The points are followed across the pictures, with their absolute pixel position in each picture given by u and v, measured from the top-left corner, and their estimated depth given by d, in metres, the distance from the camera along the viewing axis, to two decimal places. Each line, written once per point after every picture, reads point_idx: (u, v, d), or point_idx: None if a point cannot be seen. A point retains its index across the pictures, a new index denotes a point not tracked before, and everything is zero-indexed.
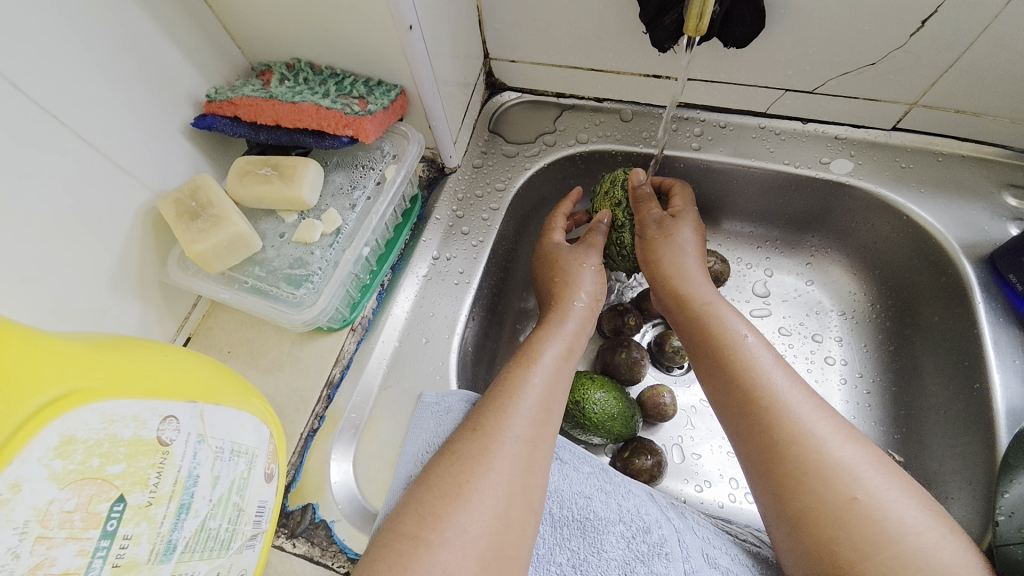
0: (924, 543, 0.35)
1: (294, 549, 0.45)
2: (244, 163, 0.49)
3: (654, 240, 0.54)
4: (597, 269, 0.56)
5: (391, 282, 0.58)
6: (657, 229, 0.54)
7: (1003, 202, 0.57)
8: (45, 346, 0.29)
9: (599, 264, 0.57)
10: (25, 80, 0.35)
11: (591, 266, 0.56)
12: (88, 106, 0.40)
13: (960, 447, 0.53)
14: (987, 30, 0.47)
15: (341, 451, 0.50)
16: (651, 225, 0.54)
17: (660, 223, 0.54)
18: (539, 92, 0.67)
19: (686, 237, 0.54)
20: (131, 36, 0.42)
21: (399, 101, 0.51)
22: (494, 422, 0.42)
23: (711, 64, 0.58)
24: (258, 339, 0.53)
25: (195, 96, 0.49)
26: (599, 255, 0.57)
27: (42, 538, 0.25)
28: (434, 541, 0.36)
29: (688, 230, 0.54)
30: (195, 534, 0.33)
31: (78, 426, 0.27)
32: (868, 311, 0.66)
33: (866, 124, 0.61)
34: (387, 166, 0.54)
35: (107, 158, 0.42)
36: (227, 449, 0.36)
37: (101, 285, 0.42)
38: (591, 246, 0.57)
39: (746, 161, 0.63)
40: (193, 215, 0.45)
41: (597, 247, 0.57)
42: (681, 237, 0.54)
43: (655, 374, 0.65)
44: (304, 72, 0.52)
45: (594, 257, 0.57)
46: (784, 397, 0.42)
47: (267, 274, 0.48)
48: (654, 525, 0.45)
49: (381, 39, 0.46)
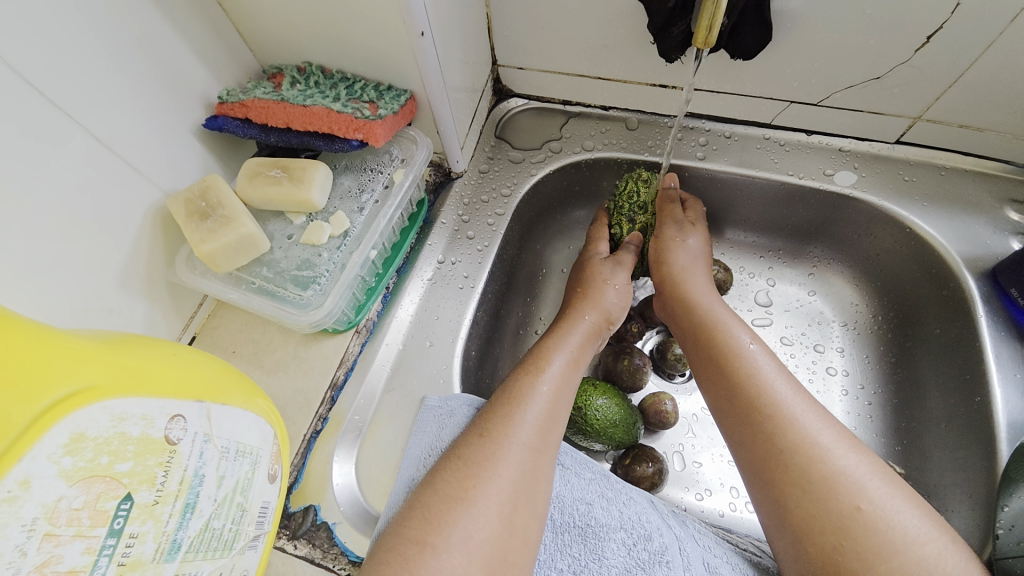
0: (927, 554, 0.35)
1: (295, 550, 0.45)
2: (255, 165, 0.49)
3: (669, 243, 0.56)
4: (622, 288, 0.56)
5: (396, 285, 0.58)
6: (675, 230, 0.57)
7: (1005, 216, 0.57)
8: (57, 343, 0.29)
9: (627, 283, 0.56)
10: (41, 79, 0.36)
11: (617, 286, 0.55)
12: (102, 105, 0.40)
13: (961, 460, 0.53)
14: (992, 47, 0.48)
15: (343, 453, 0.50)
16: (670, 225, 0.57)
17: (678, 224, 0.57)
18: (546, 99, 0.68)
19: (698, 245, 0.56)
20: (146, 37, 0.43)
21: (408, 106, 0.52)
22: (501, 427, 0.42)
23: (718, 75, 0.58)
24: (263, 339, 0.53)
25: (207, 98, 0.50)
26: (628, 276, 0.56)
27: (49, 536, 0.25)
28: (439, 545, 0.36)
29: (701, 238, 0.57)
30: (200, 533, 0.33)
31: (88, 424, 0.28)
32: (868, 323, 0.66)
33: (870, 137, 0.61)
34: (395, 170, 0.54)
35: (118, 156, 0.42)
36: (233, 449, 0.36)
37: (109, 282, 0.43)
38: (621, 264, 0.56)
39: (750, 171, 0.63)
40: (203, 216, 0.45)
41: (628, 267, 0.56)
42: (692, 244, 0.56)
43: (656, 381, 0.65)
44: (315, 75, 0.52)
45: (623, 277, 0.56)
46: (788, 406, 0.42)
47: (275, 275, 0.48)
48: (655, 533, 0.45)
49: (392, 44, 0.47)
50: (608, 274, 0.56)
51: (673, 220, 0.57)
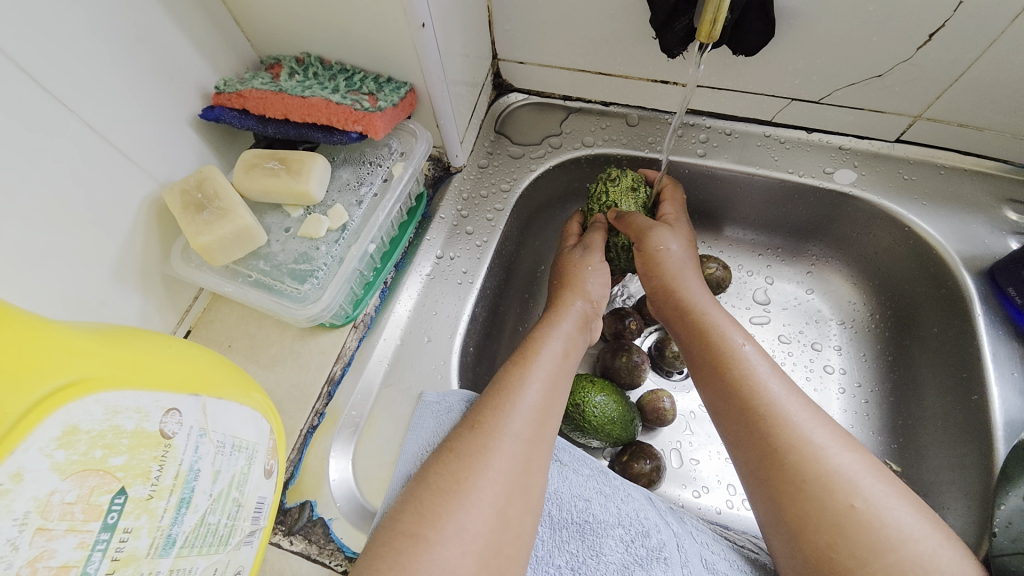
0: (922, 551, 0.35)
1: (291, 546, 0.45)
2: (252, 156, 0.49)
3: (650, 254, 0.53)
4: (598, 268, 0.55)
5: (394, 280, 0.58)
6: (655, 241, 0.53)
7: (1003, 216, 0.57)
8: (49, 334, 0.28)
9: (602, 262, 0.56)
10: (36, 66, 0.35)
11: (591, 266, 0.55)
12: (98, 95, 0.40)
13: (957, 458, 0.53)
14: (994, 46, 0.48)
15: (340, 449, 0.49)
16: (650, 238, 0.53)
17: (658, 233, 0.53)
18: (546, 94, 0.67)
19: (679, 250, 0.53)
20: (143, 25, 0.42)
21: (408, 98, 0.51)
22: (493, 420, 0.42)
23: (719, 72, 0.58)
24: (259, 333, 0.52)
25: (204, 88, 0.49)
26: (602, 254, 0.56)
27: (42, 530, 0.25)
28: (433, 539, 0.35)
29: (679, 242, 0.54)
30: (195, 529, 0.33)
31: (81, 416, 0.27)
32: (866, 322, 0.66)
33: (871, 135, 0.61)
34: (394, 163, 0.53)
35: (114, 146, 0.41)
36: (228, 443, 0.36)
37: (103, 274, 0.42)
38: (590, 246, 0.56)
39: (750, 169, 0.63)
40: (199, 208, 0.45)
41: (599, 246, 0.56)
42: (674, 250, 0.53)
43: (655, 379, 0.65)
44: (314, 66, 0.52)
45: (596, 257, 0.55)
46: (783, 405, 0.42)
47: (272, 268, 0.48)
48: (653, 529, 0.45)
49: (392, 36, 0.46)
50: (579, 257, 0.56)
51: (652, 230, 0.53)
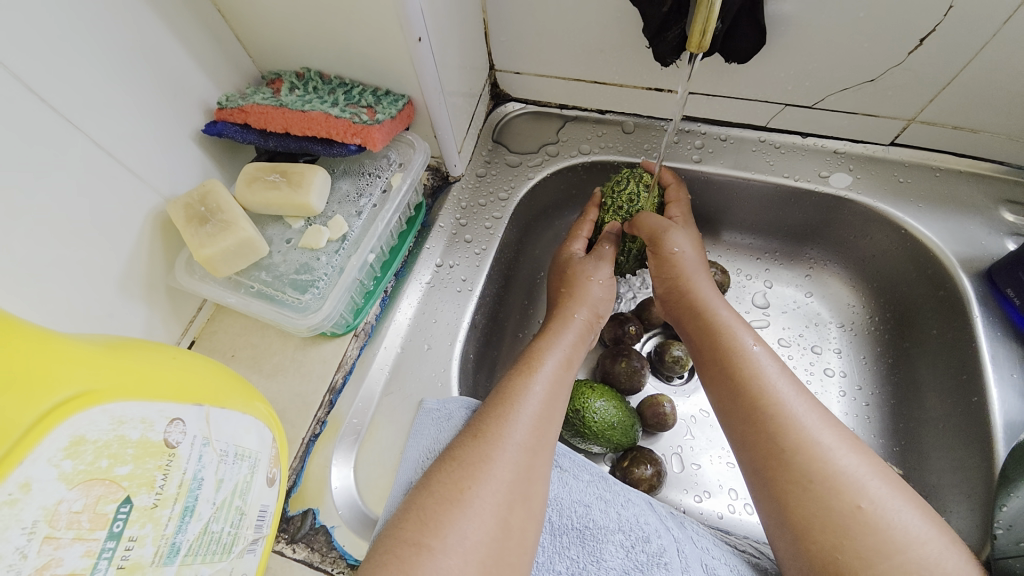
0: (928, 553, 0.36)
1: (294, 554, 0.46)
2: (253, 170, 0.50)
3: (669, 256, 0.53)
4: (605, 283, 0.56)
5: (394, 288, 0.59)
6: (668, 248, 0.53)
7: (1000, 217, 0.58)
8: (58, 347, 0.29)
9: (610, 276, 0.56)
10: (43, 86, 0.36)
11: (601, 280, 0.56)
12: (103, 112, 0.41)
13: (960, 459, 0.53)
14: (984, 49, 0.48)
15: (341, 457, 0.50)
16: (667, 243, 0.53)
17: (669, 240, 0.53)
18: (543, 103, 0.68)
19: (692, 257, 0.53)
20: (146, 43, 0.43)
21: (406, 110, 0.52)
22: (497, 428, 0.42)
23: (713, 78, 0.59)
24: (261, 344, 0.53)
25: (206, 104, 0.50)
26: (611, 267, 0.57)
27: (50, 539, 0.25)
28: (436, 547, 0.36)
29: (694, 250, 0.54)
30: (198, 537, 0.33)
31: (87, 427, 0.28)
32: (867, 323, 0.66)
33: (865, 138, 0.61)
34: (392, 174, 0.54)
35: (118, 161, 0.42)
36: (231, 452, 0.36)
37: (108, 288, 0.43)
38: (602, 259, 0.56)
39: (746, 173, 0.63)
40: (203, 221, 0.45)
41: (609, 258, 0.57)
42: (686, 256, 0.53)
43: (655, 384, 0.65)
44: (313, 81, 0.53)
45: (605, 271, 0.56)
46: (789, 406, 0.43)
47: (273, 279, 0.49)
48: (653, 535, 0.45)
49: (390, 50, 0.47)
50: (591, 270, 0.56)
51: (667, 235, 0.53)
